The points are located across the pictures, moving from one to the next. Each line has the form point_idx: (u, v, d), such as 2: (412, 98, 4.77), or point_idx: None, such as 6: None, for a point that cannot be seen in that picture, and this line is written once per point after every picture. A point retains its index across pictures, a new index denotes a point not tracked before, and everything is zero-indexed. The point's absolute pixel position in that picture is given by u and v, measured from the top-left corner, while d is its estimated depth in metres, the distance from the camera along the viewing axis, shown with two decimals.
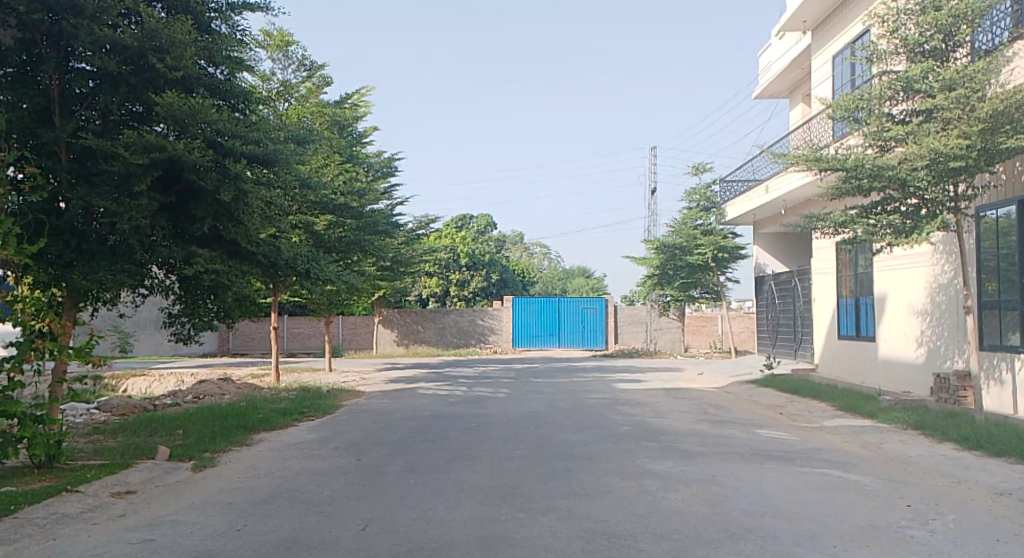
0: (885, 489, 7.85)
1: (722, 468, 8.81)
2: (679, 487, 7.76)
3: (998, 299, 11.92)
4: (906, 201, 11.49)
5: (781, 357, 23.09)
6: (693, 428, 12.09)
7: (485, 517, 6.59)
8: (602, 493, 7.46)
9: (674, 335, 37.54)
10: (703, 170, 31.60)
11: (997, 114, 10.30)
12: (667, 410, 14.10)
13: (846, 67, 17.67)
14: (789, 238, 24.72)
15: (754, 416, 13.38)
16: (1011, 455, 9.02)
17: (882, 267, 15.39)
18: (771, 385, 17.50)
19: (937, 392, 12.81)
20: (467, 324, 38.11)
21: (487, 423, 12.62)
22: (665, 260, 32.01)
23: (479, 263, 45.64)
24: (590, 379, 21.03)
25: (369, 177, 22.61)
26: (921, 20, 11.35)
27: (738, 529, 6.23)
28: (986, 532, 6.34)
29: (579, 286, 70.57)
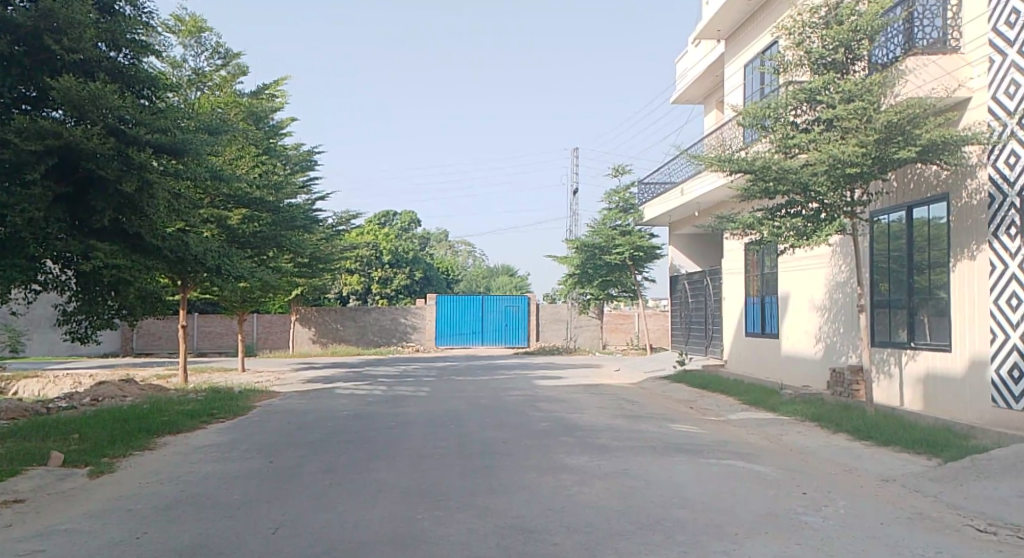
0: (784, 478, 8.27)
1: (635, 461, 9.11)
2: (591, 481, 8.01)
3: (889, 298, 12.64)
4: (808, 205, 12.11)
5: (692, 354, 23.88)
6: (609, 423, 12.41)
7: (401, 516, 6.67)
8: (518, 489, 7.63)
9: (594, 333, 38.35)
10: (622, 173, 32.25)
11: (891, 125, 10.89)
12: (583, 406, 14.43)
13: (755, 77, 18.43)
14: (702, 240, 25.57)
15: (665, 410, 13.85)
16: (897, 444, 9.64)
17: (787, 267, 16.10)
18: (682, 381, 18.09)
19: (833, 386, 13.43)
20: (388, 323, 37.78)
21: (404, 422, 12.65)
22: (585, 260, 32.59)
23: (401, 260, 45.41)
24: (507, 377, 21.26)
25: (286, 171, 22.22)
26: (824, 34, 12.05)
27: (649, 520, 6.49)
28: (874, 518, 6.78)
29: (502, 285, 71.15)
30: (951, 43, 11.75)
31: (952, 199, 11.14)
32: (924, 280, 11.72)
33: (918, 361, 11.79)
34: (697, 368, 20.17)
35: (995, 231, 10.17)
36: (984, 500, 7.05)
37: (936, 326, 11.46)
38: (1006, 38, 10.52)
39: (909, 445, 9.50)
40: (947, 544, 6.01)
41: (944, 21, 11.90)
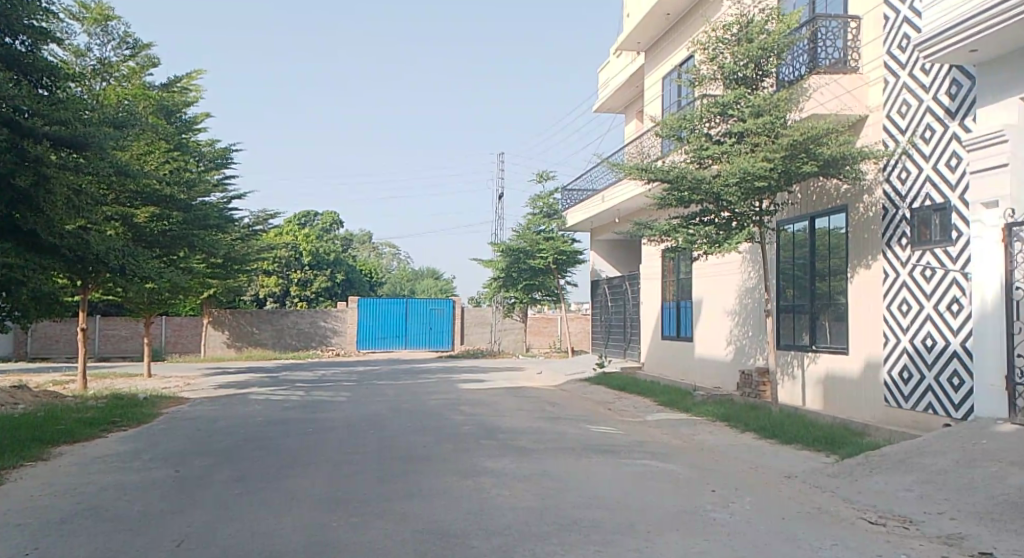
0: (694, 477, 8.65)
1: (553, 463, 9.35)
2: (508, 484, 8.20)
3: (793, 303, 13.31)
4: (720, 213, 12.67)
5: (611, 356, 24.43)
6: (530, 426, 12.65)
7: (315, 525, 6.70)
8: (437, 494, 7.76)
9: (516, 336, 38.76)
10: (546, 179, 32.70)
11: (796, 144, 11.46)
12: (505, 409, 14.65)
13: (673, 89, 19.04)
14: (622, 246, 26.20)
15: (584, 412, 14.18)
16: (799, 442, 10.19)
17: (701, 272, 16.70)
18: (601, 382, 18.53)
19: (742, 387, 14.03)
20: (308, 326, 37.11)
21: (321, 428, 12.60)
22: (509, 263, 32.86)
23: (322, 262, 44.73)
24: (428, 381, 21.30)
25: (199, 168, 21.61)
26: (735, 51, 12.58)
27: (565, 521, 6.71)
28: (776, 513, 7.17)
29: (426, 288, 70.93)
30: (850, 63, 12.49)
31: (850, 211, 11.88)
32: (825, 287, 12.41)
33: (819, 363, 12.47)
34: (616, 370, 20.68)
35: (888, 241, 10.88)
36: (876, 494, 7.55)
37: (836, 330, 12.14)
38: (899, 60, 11.27)
39: (810, 443, 10.05)
40: (841, 536, 6.42)
41: (845, 42, 12.64)
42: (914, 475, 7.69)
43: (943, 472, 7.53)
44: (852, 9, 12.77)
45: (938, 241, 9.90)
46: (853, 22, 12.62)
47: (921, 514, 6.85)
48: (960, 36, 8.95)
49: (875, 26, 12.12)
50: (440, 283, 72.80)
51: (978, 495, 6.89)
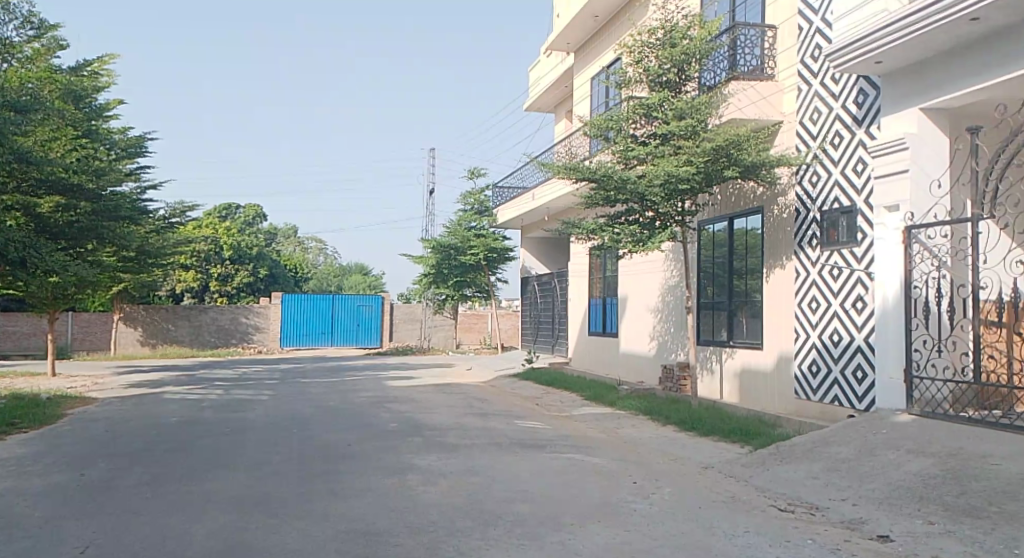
0: (617, 469, 8.93)
1: (479, 459, 9.51)
2: (435, 480, 8.31)
3: (713, 301, 13.80)
4: (644, 213, 13.04)
5: (540, 352, 24.76)
6: (457, 422, 12.78)
7: (234, 526, 6.66)
8: (362, 493, 7.80)
9: (447, 332, 38.39)
10: (477, 176, 32.82)
11: (719, 148, 11.80)
12: (433, 405, 14.74)
13: (601, 90, 19.40)
14: (551, 244, 26.56)
15: (512, 408, 14.39)
16: (717, 434, 10.62)
17: (626, 270, 17.11)
18: (529, 378, 18.79)
19: (664, 381, 14.46)
20: (228, 323, 36.19)
21: (242, 428, 12.43)
22: (440, 260, 32.85)
23: (244, 255, 43.75)
24: (356, 379, 21.18)
25: (110, 156, 20.92)
26: (659, 54, 12.98)
27: (490, 516, 6.86)
28: (693, 503, 7.48)
29: (354, 284, 70.19)
30: (767, 70, 13.05)
31: (766, 213, 12.43)
32: (742, 285, 12.93)
33: (735, 358, 12.97)
34: (544, 366, 20.99)
35: (800, 242, 11.44)
36: (785, 482, 7.96)
37: (752, 326, 12.67)
38: (812, 69, 11.85)
39: (726, 435, 10.48)
40: (751, 522, 6.76)
41: (763, 50, 13.20)
42: (820, 463, 8.14)
43: (846, 460, 8.00)
44: (770, 19, 13.32)
45: (845, 242, 10.46)
46: (770, 31, 13.20)
47: (826, 501, 7.26)
48: (865, 48, 9.48)
49: (791, 36, 12.70)
50: (370, 280, 72.13)
51: (878, 481, 7.35)
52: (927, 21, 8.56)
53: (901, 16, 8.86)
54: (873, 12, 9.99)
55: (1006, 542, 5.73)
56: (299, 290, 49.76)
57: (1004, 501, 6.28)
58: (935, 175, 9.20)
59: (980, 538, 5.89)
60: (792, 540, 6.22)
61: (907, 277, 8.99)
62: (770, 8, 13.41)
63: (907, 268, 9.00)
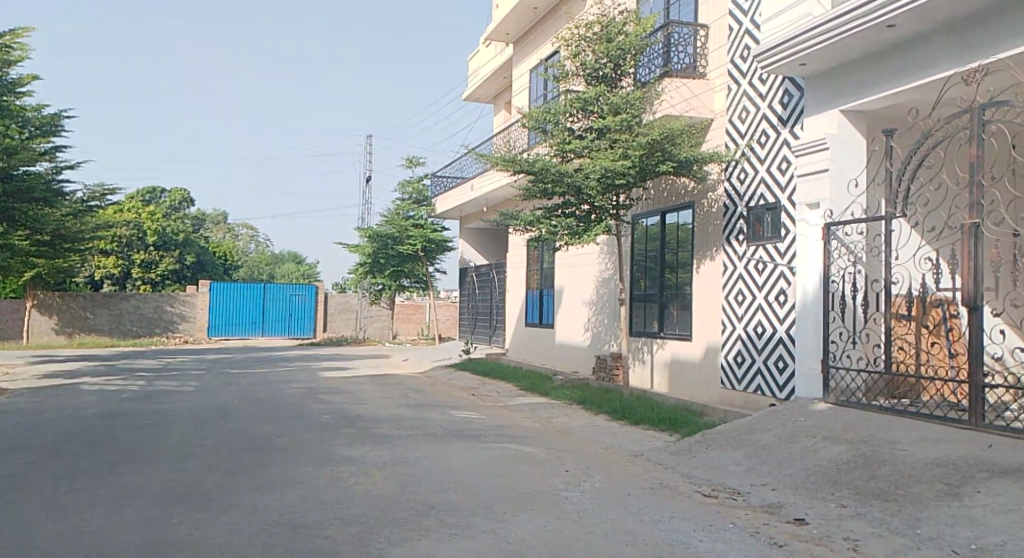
0: (550, 458, 9.13)
1: (412, 449, 9.59)
2: (368, 472, 8.36)
3: (645, 293, 14.14)
4: (580, 206, 13.21)
5: (477, 343, 24.92)
6: (392, 412, 12.83)
7: (157, 521, 6.59)
8: (292, 485, 7.79)
9: (383, 323, 39.11)
10: (415, 164, 32.65)
11: (653, 142, 12.04)
12: (367, 396, 14.74)
13: (539, 82, 19.55)
14: (490, 235, 26.71)
15: (448, 398, 14.49)
16: (647, 423, 10.94)
17: (563, 263, 17.33)
18: (466, 369, 18.93)
19: (597, 371, 14.77)
20: (151, 312, 35.11)
21: (167, 420, 12.21)
22: (377, 249, 32.56)
23: (170, 241, 42.54)
24: (288, 369, 20.94)
25: (23, 134, 20.10)
26: (596, 49, 13.16)
27: (422, 507, 6.95)
28: (621, 489, 7.72)
29: (287, 272, 69.09)
30: (699, 69, 13.43)
31: (697, 207, 12.77)
32: (673, 277, 13.27)
33: (666, 348, 13.34)
34: (480, 357, 21.15)
35: (728, 236, 11.84)
36: (710, 469, 8.27)
37: (682, 318, 13.04)
38: (741, 69, 12.23)
39: (656, 424, 10.80)
40: (676, 508, 7.02)
41: (695, 49, 13.54)
42: (743, 450, 8.49)
43: (767, 447, 8.36)
44: (703, 17, 13.64)
45: (770, 237, 10.88)
46: (702, 30, 13.53)
47: (747, 487, 7.59)
48: (790, 50, 9.84)
49: (721, 36, 13.07)
50: (304, 268, 71.08)
51: (795, 467, 7.72)
52: (848, 26, 8.94)
53: (824, 21, 9.22)
54: (798, 16, 10.36)
55: (910, 522, 6.12)
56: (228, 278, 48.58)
57: (909, 485, 6.68)
58: (852, 174, 9.64)
59: (886, 520, 6.27)
60: (715, 525, 6.50)
61: (826, 272, 9.43)
62: (702, 7, 13.74)
63: (826, 263, 9.45)
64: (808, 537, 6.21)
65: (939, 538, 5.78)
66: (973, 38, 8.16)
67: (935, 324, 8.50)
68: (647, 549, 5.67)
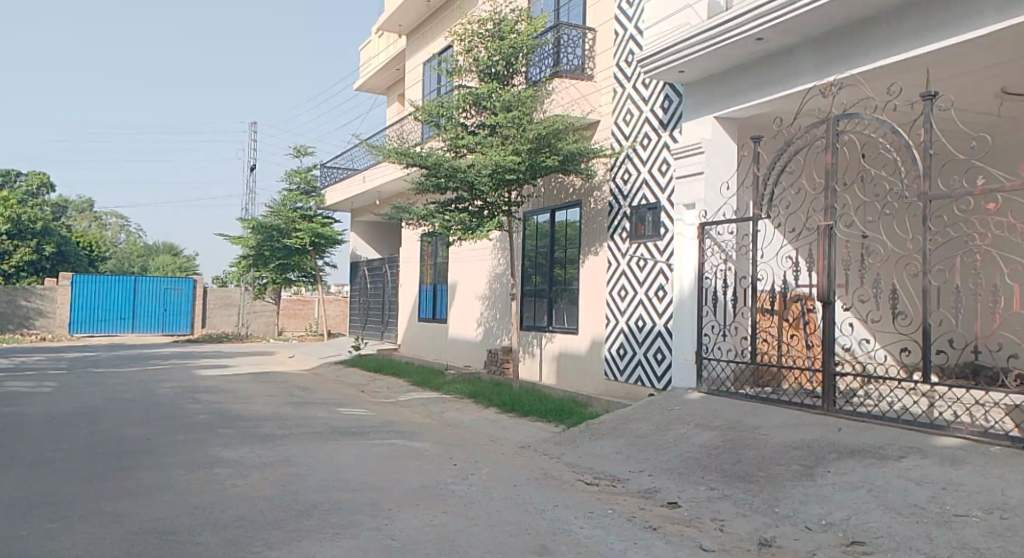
0: (438, 452, 9.33)
1: (295, 449, 9.57)
2: (253, 473, 8.31)
3: (536, 288, 14.54)
4: (474, 202, 13.45)
5: (367, 339, 24.81)
6: (274, 411, 12.70)
7: (7, 533, 6.33)
8: (163, 490, 7.65)
9: (268, 318, 37.75)
10: (303, 154, 31.98)
11: (540, 136, 12.46)
12: (249, 395, 14.50)
13: (433, 76, 19.62)
14: (382, 229, 26.79)
15: (336, 395, 14.44)
16: (535, 415, 11.33)
17: (456, 257, 17.54)
18: (355, 366, 18.86)
19: (488, 365, 15.09)
20: (3, 307, 33.25)
21: (23, 424, 11.63)
22: (260, 241, 31.74)
23: (25, 230, 40.07)
24: (165, 368, 20.21)
25: None
26: (488, 45, 13.34)
27: (303, 507, 7.01)
28: (507, 481, 8.01)
29: (160, 265, 65.96)
30: (587, 70, 13.83)
31: (584, 205, 13.25)
32: (562, 273, 13.72)
33: (554, 342, 13.77)
34: (371, 353, 21.09)
35: (612, 233, 12.33)
36: (593, 457, 8.69)
37: (569, 312, 13.49)
38: (626, 72, 12.76)
39: (543, 416, 11.18)
40: (559, 497, 7.37)
41: (584, 51, 13.94)
42: (625, 438, 8.96)
43: (645, 435, 8.86)
44: (590, 21, 14.05)
45: (651, 236, 11.42)
46: (589, 34, 13.93)
47: (627, 473, 8.03)
48: (670, 58, 10.33)
49: (607, 42, 13.53)
50: (180, 261, 68.18)
51: (670, 453, 8.23)
52: (724, 36, 9.45)
53: (701, 30, 9.72)
54: (677, 23, 10.88)
55: (770, 502, 6.68)
56: (96, 269, 45.74)
57: (771, 466, 7.27)
58: (725, 176, 10.30)
59: (749, 500, 6.81)
60: (594, 511, 6.88)
61: (701, 269, 10.04)
62: (591, 9, 14.08)
63: (701, 261, 10.07)
64: (680, 519, 6.68)
65: (795, 515, 6.35)
66: (832, 54, 8.85)
67: (795, 317, 9.35)
68: (528, 539, 5.96)
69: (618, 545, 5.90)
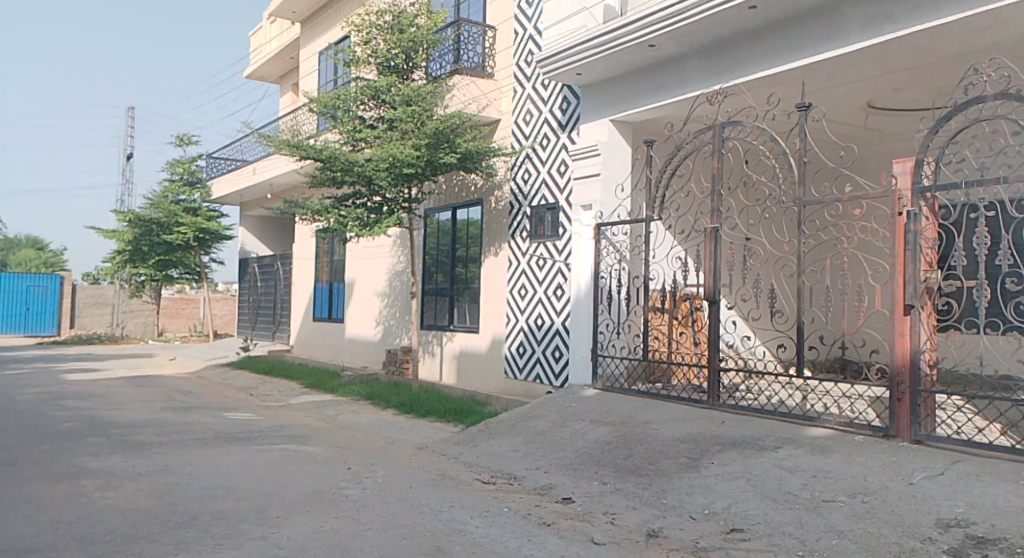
0: (333, 456, 9.30)
1: (176, 457, 9.33)
2: (124, 484, 8.07)
3: (437, 287, 14.59)
4: (372, 198, 13.37)
5: (257, 339, 24.21)
6: (153, 418, 12.28)
7: None
8: (28, 505, 7.32)
9: (146, 318, 35.62)
10: (186, 143, 30.83)
11: (438, 132, 12.50)
12: (125, 401, 13.94)
13: (329, 66, 19.35)
14: (273, 222, 26.21)
15: (222, 400, 14.08)
16: (434, 415, 11.42)
17: (354, 254, 17.38)
18: (243, 369, 18.39)
19: (387, 365, 15.04)
20: None
21: None
22: (140, 236, 30.21)
23: None
24: (29, 372, 19.10)
25: None
26: (387, 38, 13.24)
27: (181, 518, 6.88)
28: (403, 483, 8.08)
29: (26, 261, 61.86)
30: (487, 68, 14.00)
31: (485, 203, 13.40)
32: (463, 271, 13.85)
33: (454, 341, 13.89)
34: (261, 354, 20.62)
35: (512, 233, 12.54)
36: (491, 456, 8.87)
37: (471, 311, 13.62)
38: (525, 73, 12.96)
39: (443, 416, 11.29)
40: (457, 497, 7.50)
41: (484, 48, 14.05)
42: (522, 436, 9.19)
43: (542, 433, 9.11)
44: (491, 18, 14.13)
45: (549, 236, 11.68)
46: (490, 31, 14.06)
47: (524, 471, 8.24)
48: (566, 61, 10.57)
49: (507, 39, 13.66)
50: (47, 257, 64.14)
51: (566, 450, 8.50)
52: (617, 42, 9.75)
53: (595, 35, 9.99)
54: (573, 26, 11.14)
55: (658, 494, 7.02)
56: None
57: (661, 459, 7.62)
58: (620, 179, 10.66)
59: (639, 493, 7.13)
60: (490, 510, 7.05)
61: (596, 268, 10.37)
62: (490, 8, 14.21)
63: (597, 260, 10.40)
64: (573, 514, 6.93)
65: (680, 506, 6.71)
66: (717, 63, 9.29)
67: (684, 316, 9.84)
68: (423, 541, 6.06)
69: (513, 543, 6.08)
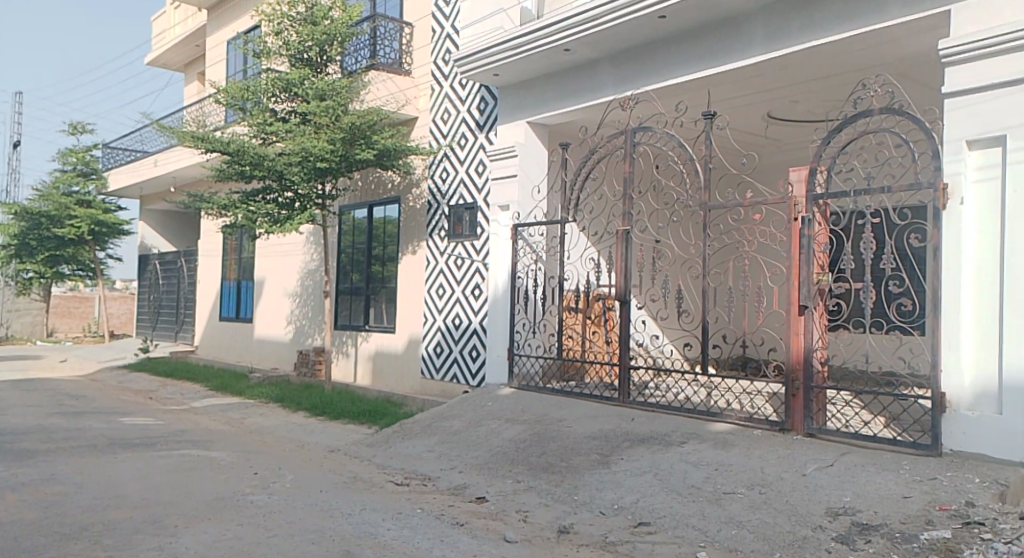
0: (239, 461, 9.09)
1: (68, 465, 8.91)
2: (7, 495, 7.66)
3: (352, 286, 14.42)
4: (284, 193, 13.01)
5: (158, 340, 23.30)
6: (41, 424, 11.67)
7: None
8: None
9: (36, 318, 33.38)
10: (80, 132, 29.38)
11: (354, 126, 12.38)
12: (10, 406, 13.18)
13: (237, 55, 18.82)
14: (176, 216, 25.38)
15: (118, 404, 13.51)
16: (346, 416, 11.31)
17: (264, 252, 16.97)
18: (143, 371, 17.68)
19: (298, 367, 14.78)
20: None
21: None
22: (28, 229, 28.73)
23: None
24: None
25: None
26: (299, 30, 13.02)
27: (72, 530, 6.59)
28: (313, 486, 7.99)
29: None
30: (404, 65, 13.81)
31: (403, 201, 13.34)
32: (379, 270, 13.76)
33: (370, 341, 13.77)
34: (162, 355, 19.86)
35: (431, 231, 12.54)
36: (405, 457, 8.87)
37: (387, 311, 13.54)
38: (443, 71, 12.98)
39: (357, 417, 11.19)
40: (369, 499, 7.48)
41: (400, 45, 13.93)
42: (436, 436, 9.22)
43: (457, 432, 9.18)
44: (408, 15, 14.04)
45: (467, 235, 11.75)
46: (407, 29, 13.96)
47: (437, 471, 8.29)
48: (484, 61, 10.63)
49: (425, 37, 13.62)
50: None
51: (480, 449, 8.58)
52: (533, 44, 9.87)
53: (512, 37, 10.09)
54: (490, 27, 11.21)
55: (570, 490, 7.20)
56: None
57: (573, 457, 7.81)
58: (536, 181, 10.83)
59: (552, 490, 7.29)
60: (403, 512, 7.06)
61: (514, 268, 10.52)
62: (407, 4, 14.12)
63: (514, 260, 10.54)
64: (485, 513, 7.02)
65: (590, 502, 6.90)
66: (628, 70, 9.57)
67: (596, 315, 10.08)
68: (332, 545, 6.03)
69: (425, 544, 6.12)
